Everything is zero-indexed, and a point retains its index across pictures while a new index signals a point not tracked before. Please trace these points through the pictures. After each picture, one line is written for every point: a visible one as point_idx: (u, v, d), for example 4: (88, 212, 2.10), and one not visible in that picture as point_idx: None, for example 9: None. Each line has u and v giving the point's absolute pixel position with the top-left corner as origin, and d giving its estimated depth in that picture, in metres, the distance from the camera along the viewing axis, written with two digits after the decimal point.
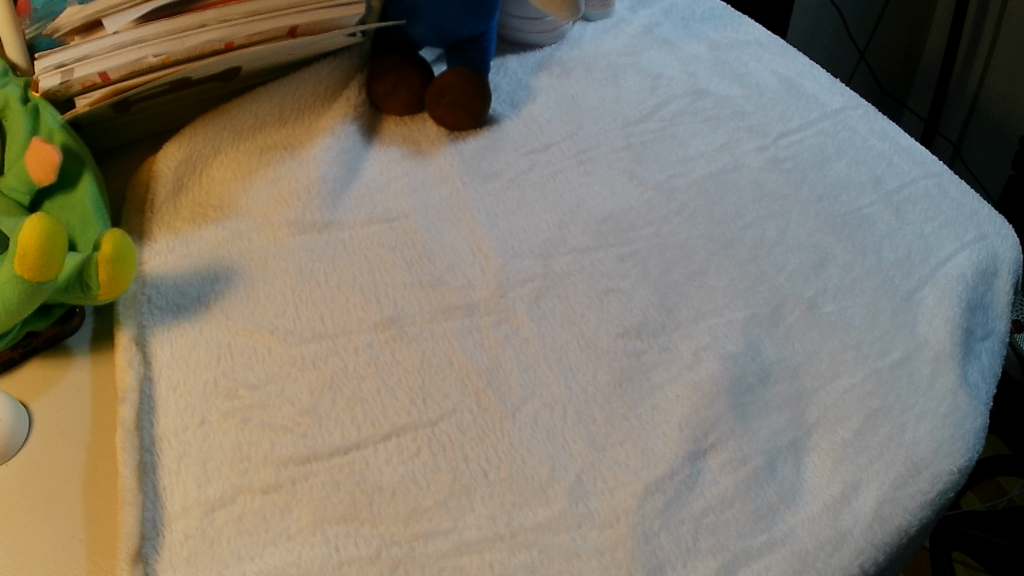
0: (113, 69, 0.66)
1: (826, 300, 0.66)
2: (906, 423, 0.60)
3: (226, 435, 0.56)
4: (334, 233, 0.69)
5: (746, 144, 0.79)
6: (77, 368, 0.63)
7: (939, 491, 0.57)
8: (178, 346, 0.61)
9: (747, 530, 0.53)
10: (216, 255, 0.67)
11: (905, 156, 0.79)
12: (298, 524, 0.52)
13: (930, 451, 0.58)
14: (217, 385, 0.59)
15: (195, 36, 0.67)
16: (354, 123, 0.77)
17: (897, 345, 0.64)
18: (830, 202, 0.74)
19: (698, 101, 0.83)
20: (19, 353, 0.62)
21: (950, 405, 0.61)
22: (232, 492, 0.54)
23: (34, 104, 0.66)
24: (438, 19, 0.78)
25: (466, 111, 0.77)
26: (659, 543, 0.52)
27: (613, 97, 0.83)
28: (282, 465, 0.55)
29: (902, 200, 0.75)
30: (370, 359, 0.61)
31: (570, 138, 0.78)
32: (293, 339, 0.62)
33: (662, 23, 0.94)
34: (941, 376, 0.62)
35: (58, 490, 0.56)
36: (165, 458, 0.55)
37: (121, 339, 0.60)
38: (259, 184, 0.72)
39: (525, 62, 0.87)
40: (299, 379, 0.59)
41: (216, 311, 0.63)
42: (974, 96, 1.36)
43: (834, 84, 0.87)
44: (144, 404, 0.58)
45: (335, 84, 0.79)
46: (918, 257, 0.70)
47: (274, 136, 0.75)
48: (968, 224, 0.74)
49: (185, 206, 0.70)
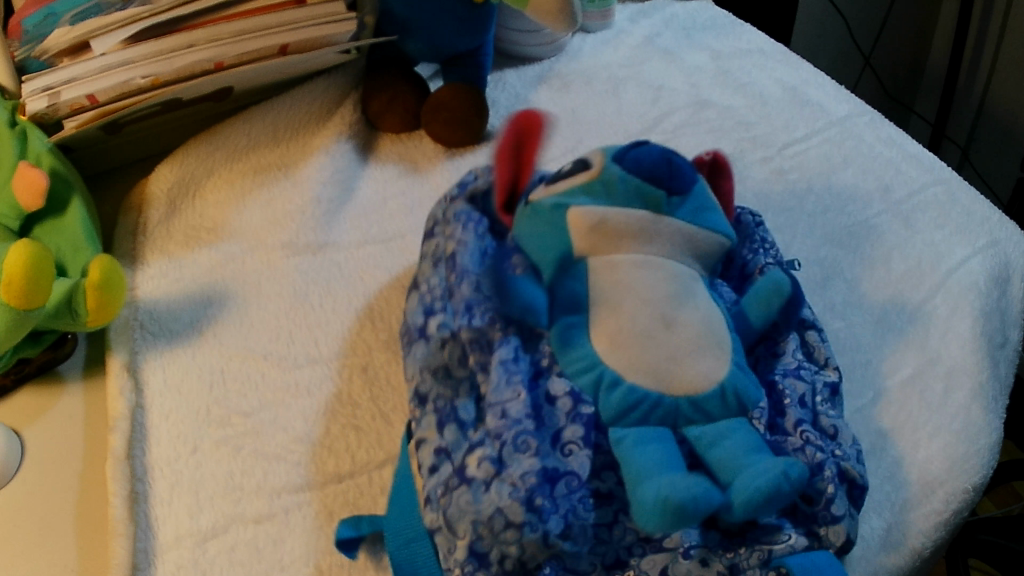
0: (100, 91, 0.65)
1: (833, 316, 0.65)
2: (918, 441, 0.57)
3: (219, 463, 0.55)
4: (328, 255, 0.68)
5: (751, 156, 0.78)
6: (70, 394, 0.62)
7: (954, 511, 0.55)
8: (170, 371, 0.60)
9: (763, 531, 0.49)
10: (210, 280, 0.66)
11: (913, 162, 0.77)
12: (291, 556, 0.51)
13: (943, 469, 0.56)
14: (210, 413, 0.58)
15: (183, 57, 0.66)
16: (349, 141, 0.76)
17: (908, 360, 0.62)
18: (835, 213, 0.73)
19: (700, 112, 0.82)
20: (10, 381, 0.61)
21: (964, 420, 0.58)
22: (224, 522, 0.52)
23: (21, 128, 0.66)
24: (431, 35, 0.76)
25: (463, 127, 0.76)
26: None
27: (614, 110, 0.82)
28: (275, 494, 0.54)
29: (911, 208, 0.73)
30: (366, 384, 0.59)
31: (570, 153, 0.77)
32: (286, 364, 0.61)
33: (663, 32, 0.92)
34: (954, 393, 0.60)
35: (50, 518, 0.54)
36: (158, 487, 0.54)
37: (112, 366, 0.59)
38: (252, 206, 0.71)
39: (524, 76, 0.85)
40: (293, 406, 0.58)
41: (208, 335, 0.62)
42: (981, 100, 1.23)
43: (840, 91, 0.85)
44: (136, 432, 0.57)
45: (330, 102, 0.78)
46: (928, 266, 0.68)
47: (267, 157, 0.74)
48: (979, 230, 0.71)
49: (178, 229, 0.70)
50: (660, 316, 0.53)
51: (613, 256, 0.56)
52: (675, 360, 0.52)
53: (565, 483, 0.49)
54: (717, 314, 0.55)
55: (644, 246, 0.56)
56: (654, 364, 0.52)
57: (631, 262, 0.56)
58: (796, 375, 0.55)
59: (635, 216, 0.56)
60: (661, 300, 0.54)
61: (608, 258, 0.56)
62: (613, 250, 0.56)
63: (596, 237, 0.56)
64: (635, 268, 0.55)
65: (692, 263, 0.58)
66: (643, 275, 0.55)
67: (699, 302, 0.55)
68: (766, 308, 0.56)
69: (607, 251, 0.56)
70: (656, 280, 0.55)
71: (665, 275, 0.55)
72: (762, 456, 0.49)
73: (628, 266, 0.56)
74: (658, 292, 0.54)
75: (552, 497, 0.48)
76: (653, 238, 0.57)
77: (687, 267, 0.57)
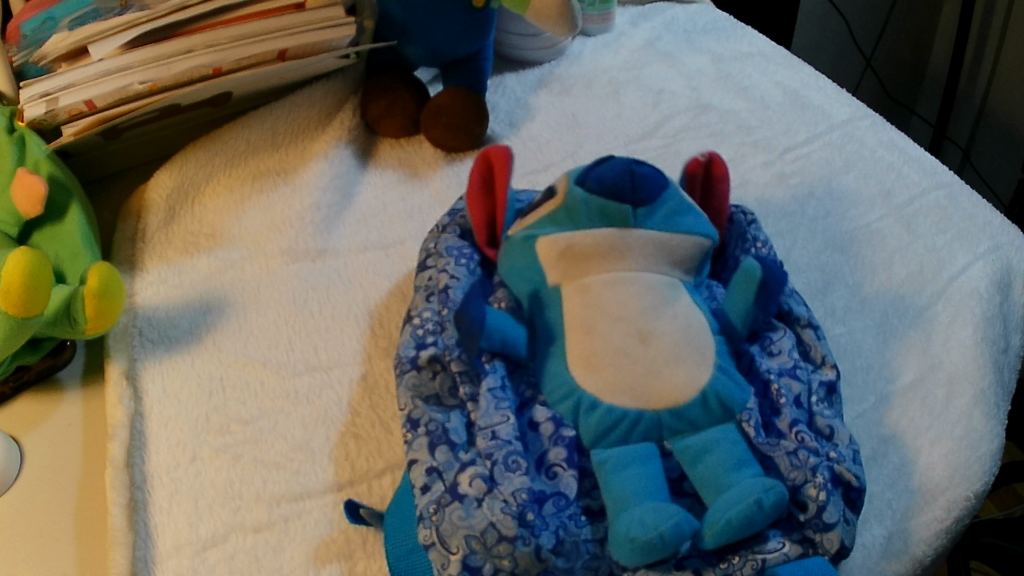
0: (98, 97, 0.65)
1: (835, 322, 0.65)
2: (920, 448, 0.57)
3: (218, 472, 0.55)
4: (328, 261, 0.68)
5: (751, 160, 0.78)
6: (69, 401, 0.62)
7: (956, 519, 0.54)
8: (169, 379, 0.60)
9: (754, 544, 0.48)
10: (209, 286, 0.66)
11: (915, 166, 0.76)
12: (291, 564, 0.51)
13: (945, 476, 0.56)
14: (210, 421, 0.58)
15: (181, 62, 0.66)
16: (348, 146, 0.76)
17: (909, 366, 0.62)
18: (837, 218, 0.72)
19: (701, 116, 0.82)
20: (9, 388, 0.61)
21: (966, 426, 0.58)
22: (224, 531, 0.52)
23: (20, 134, 0.66)
24: (431, 39, 0.76)
25: (463, 132, 0.75)
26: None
27: (614, 114, 0.81)
28: (275, 502, 0.53)
29: (912, 213, 0.72)
30: (366, 391, 0.59)
31: (570, 157, 0.77)
32: (286, 372, 0.60)
33: (663, 36, 0.92)
34: (956, 398, 0.59)
35: (50, 526, 0.54)
36: (157, 496, 0.54)
37: (111, 374, 0.59)
38: (252, 212, 0.71)
39: (524, 80, 0.85)
40: (293, 414, 0.58)
41: (207, 343, 0.62)
42: (982, 102, 1.22)
43: (841, 94, 0.84)
44: (135, 440, 0.57)
45: (329, 106, 0.77)
46: (930, 272, 0.68)
47: (266, 162, 0.74)
48: (981, 235, 0.70)
49: (177, 235, 0.69)
50: (635, 331, 0.52)
51: (585, 278, 0.56)
52: (652, 374, 0.51)
53: (554, 503, 0.49)
54: (696, 321, 0.54)
55: (614, 264, 0.56)
56: (632, 384, 0.51)
57: (603, 282, 0.55)
58: (792, 375, 0.54)
59: (601, 235, 0.56)
60: (634, 316, 0.53)
61: (580, 281, 0.56)
62: (583, 273, 0.56)
63: (566, 262, 0.56)
64: (606, 288, 0.55)
65: (671, 271, 0.57)
66: (614, 295, 0.54)
67: (678, 309, 0.54)
68: (747, 300, 0.54)
69: (579, 275, 0.56)
70: (628, 297, 0.54)
71: (638, 291, 0.54)
72: (747, 471, 0.49)
73: (598, 287, 0.55)
74: (632, 307, 0.54)
75: (542, 516, 0.48)
76: (623, 254, 0.56)
77: (664, 274, 0.56)
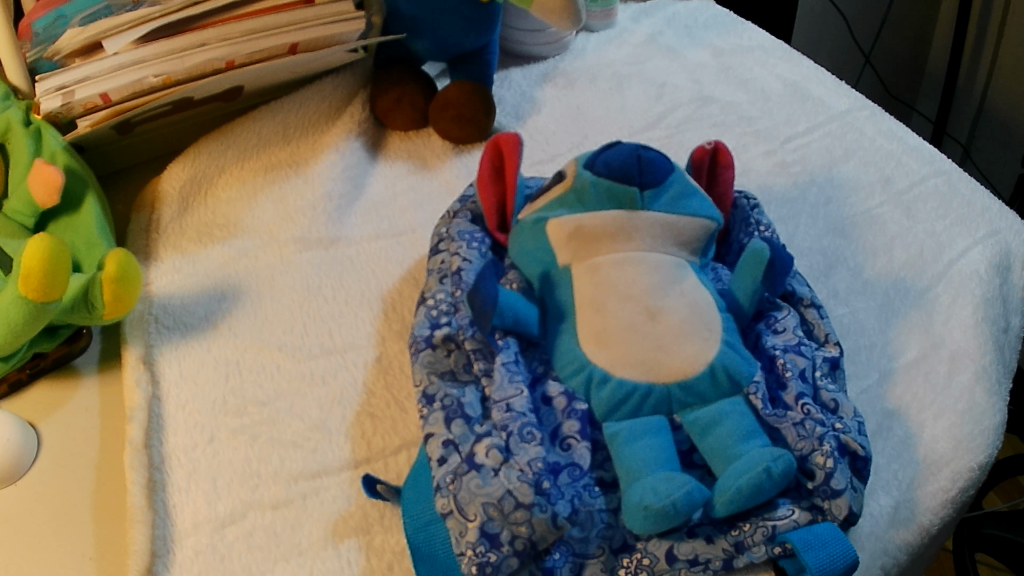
0: (114, 89, 0.66)
1: (838, 303, 0.66)
2: (924, 422, 0.58)
3: (236, 452, 0.56)
4: (340, 249, 0.69)
5: (752, 150, 0.79)
6: (86, 388, 0.63)
7: (960, 489, 0.55)
8: (186, 362, 0.61)
9: (761, 509, 0.49)
10: (224, 274, 0.67)
11: (914, 155, 0.78)
12: (309, 539, 0.52)
13: (949, 448, 0.57)
14: (227, 403, 0.59)
15: (195, 55, 0.68)
16: (358, 139, 0.77)
17: (912, 344, 0.63)
18: (838, 204, 0.74)
19: (704, 108, 0.83)
20: (26, 375, 0.62)
21: (969, 401, 0.59)
22: (243, 508, 0.53)
23: (36, 127, 0.67)
24: (438, 33, 0.77)
25: (471, 124, 0.77)
26: (686, 563, 0.47)
27: (618, 106, 0.83)
28: (292, 480, 0.54)
29: (912, 198, 0.74)
30: (380, 372, 0.60)
31: (575, 148, 0.79)
32: (301, 355, 0.61)
33: (665, 31, 0.93)
34: (959, 374, 0.61)
35: (71, 507, 0.55)
36: (175, 476, 0.55)
37: (129, 359, 0.60)
38: (264, 203, 0.72)
39: (529, 74, 0.87)
40: (308, 395, 0.59)
41: (223, 328, 0.63)
42: (981, 99, 1.24)
43: (840, 86, 0.86)
44: (153, 422, 0.58)
45: (338, 100, 0.79)
46: (930, 255, 0.69)
47: (278, 154, 0.75)
48: (979, 221, 0.72)
49: (191, 226, 0.71)
50: (643, 308, 0.54)
51: (595, 259, 0.57)
52: (662, 349, 0.52)
53: (568, 473, 0.50)
54: (703, 299, 0.55)
55: (623, 244, 0.57)
56: (643, 358, 0.52)
57: (612, 261, 0.56)
58: (797, 351, 0.55)
59: (609, 218, 0.57)
60: (642, 294, 0.54)
61: (590, 261, 0.57)
62: (593, 254, 0.57)
63: (575, 243, 0.57)
64: (615, 268, 0.56)
65: (678, 252, 0.58)
66: (623, 273, 0.55)
67: (685, 288, 0.56)
68: (753, 281, 0.56)
69: (589, 255, 0.57)
70: (637, 276, 0.55)
71: (646, 271, 0.56)
72: (756, 441, 0.50)
73: (608, 266, 0.56)
74: (640, 285, 0.55)
75: (557, 486, 0.49)
76: (632, 236, 0.57)
77: (672, 255, 0.57)
